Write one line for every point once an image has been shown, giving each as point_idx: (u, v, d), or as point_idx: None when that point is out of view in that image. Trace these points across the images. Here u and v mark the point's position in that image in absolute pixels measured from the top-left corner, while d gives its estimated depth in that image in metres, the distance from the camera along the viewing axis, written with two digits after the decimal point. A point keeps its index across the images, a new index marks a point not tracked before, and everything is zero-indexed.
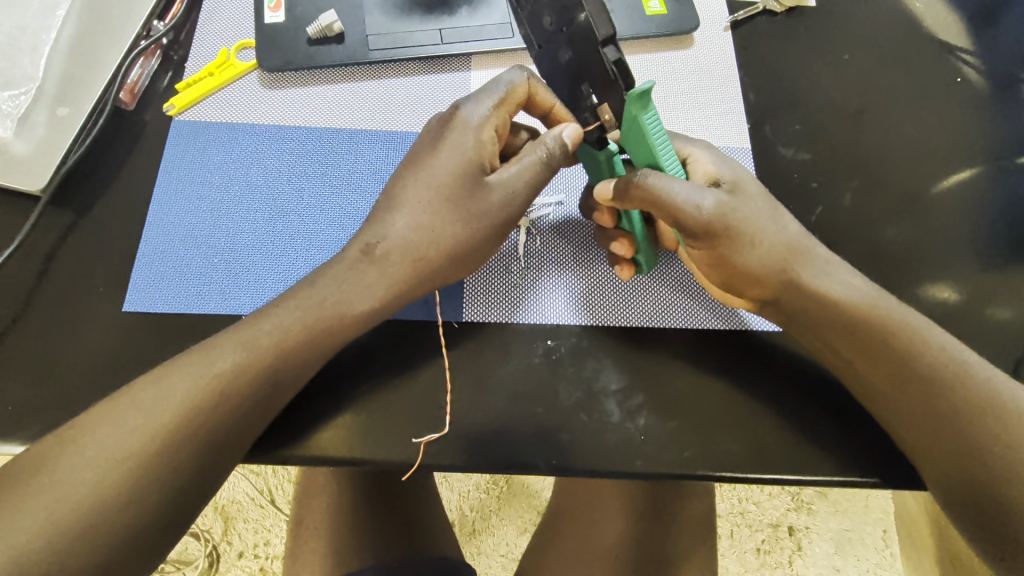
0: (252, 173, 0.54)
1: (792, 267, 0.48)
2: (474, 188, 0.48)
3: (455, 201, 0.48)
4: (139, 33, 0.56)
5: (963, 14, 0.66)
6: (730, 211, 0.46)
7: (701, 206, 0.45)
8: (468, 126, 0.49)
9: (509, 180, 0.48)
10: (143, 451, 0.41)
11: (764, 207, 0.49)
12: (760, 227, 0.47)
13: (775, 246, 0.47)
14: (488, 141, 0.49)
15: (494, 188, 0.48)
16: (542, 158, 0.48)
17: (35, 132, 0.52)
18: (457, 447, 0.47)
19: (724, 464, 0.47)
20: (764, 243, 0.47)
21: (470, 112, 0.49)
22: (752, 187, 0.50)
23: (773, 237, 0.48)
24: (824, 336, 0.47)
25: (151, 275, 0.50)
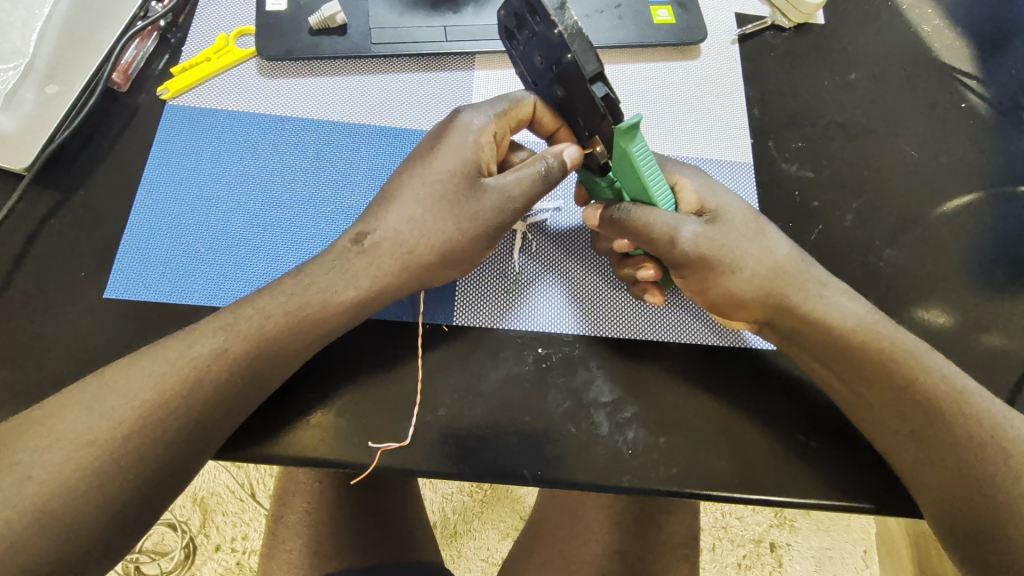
0: (246, 163, 0.53)
1: (781, 291, 0.47)
2: (469, 191, 0.47)
3: (451, 203, 0.47)
4: (136, 13, 0.54)
5: (970, 40, 0.66)
6: (709, 239, 0.46)
7: (678, 236, 0.46)
8: (469, 129, 0.48)
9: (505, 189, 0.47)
10: (117, 441, 0.39)
11: (748, 231, 0.48)
12: (743, 252, 0.47)
13: (761, 271, 0.47)
14: (487, 146, 0.48)
15: (490, 193, 0.47)
16: (540, 172, 0.47)
17: (22, 109, 0.50)
18: (442, 452, 0.46)
19: (711, 481, 0.47)
20: (747, 268, 0.47)
21: (471, 117, 0.48)
22: (737, 210, 0.49)
23: (757, 263, 0.47)
24: (817, 358, 0.47)
25: (135, 262, 0.49)
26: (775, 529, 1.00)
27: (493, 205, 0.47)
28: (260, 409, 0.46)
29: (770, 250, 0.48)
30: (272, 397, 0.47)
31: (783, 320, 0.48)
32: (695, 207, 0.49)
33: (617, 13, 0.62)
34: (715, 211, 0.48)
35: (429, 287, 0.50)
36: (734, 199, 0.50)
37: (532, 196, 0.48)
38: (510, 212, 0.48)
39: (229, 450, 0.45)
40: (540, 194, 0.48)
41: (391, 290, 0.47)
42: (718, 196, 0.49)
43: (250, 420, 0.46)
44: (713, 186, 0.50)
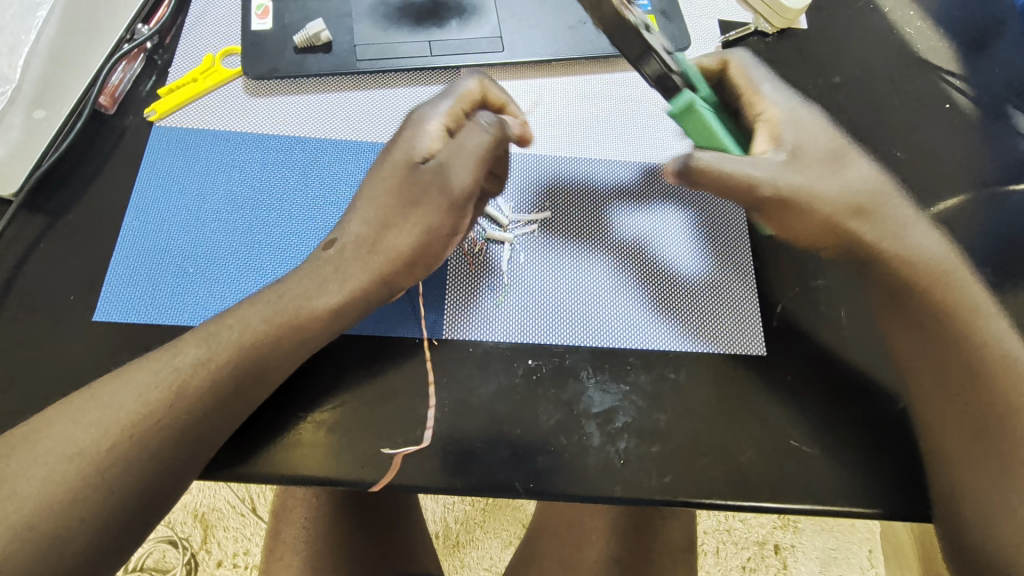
0: (234, 181, 0.53)
1: (852, 227, 0.49)
2: (413, 172, 0.49)
3: (403, 188, 0.49)
4: (121, 36, 0.55)
5: (952, 41, 0.67)
6: (790, 177, 0.48)
7: (757, 175, 0.47)
8: (422, 120, 0.50)
9: (446, 166, 0.49)
10: (106, 464, 0.39)
11: (822, 142, 0.51)
12: (818, 191, 0.49)
13: (835, 207, 0.49)
14: (438, 134, 0.50)
15: (431, 172, 0.49)
16: (483, 135, 0.49)
17: (10, 134, 0.51)
18: (434, 468, 0.46)
19: (703, 490, 0.47)
20: (824, 204, 0.49)
21: (424, 109, 0.50)
22: (809, 126, 0.51)
23: (834, 198, 0.49)
24: (884, 296, 0.49)
25: (122, 282, 0.49)
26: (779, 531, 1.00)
27: (434, 182, 0.49)
28: (246, 424, 0.46)
29: (841, 162, 0.50)
30: (258, 411, 0.47)
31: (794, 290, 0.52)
32: (772, 140, 0.50)
33: None
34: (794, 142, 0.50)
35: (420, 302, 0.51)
36: (835, 138, 0.52)
37: (475, 171, 0.49)
38: (462, 193, 0.49)
39: (219, 467, 0.45)
40: (485, 163, 0.49)
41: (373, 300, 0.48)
42: (794, 126, 0.51)
43: (238, 436, 0.46)
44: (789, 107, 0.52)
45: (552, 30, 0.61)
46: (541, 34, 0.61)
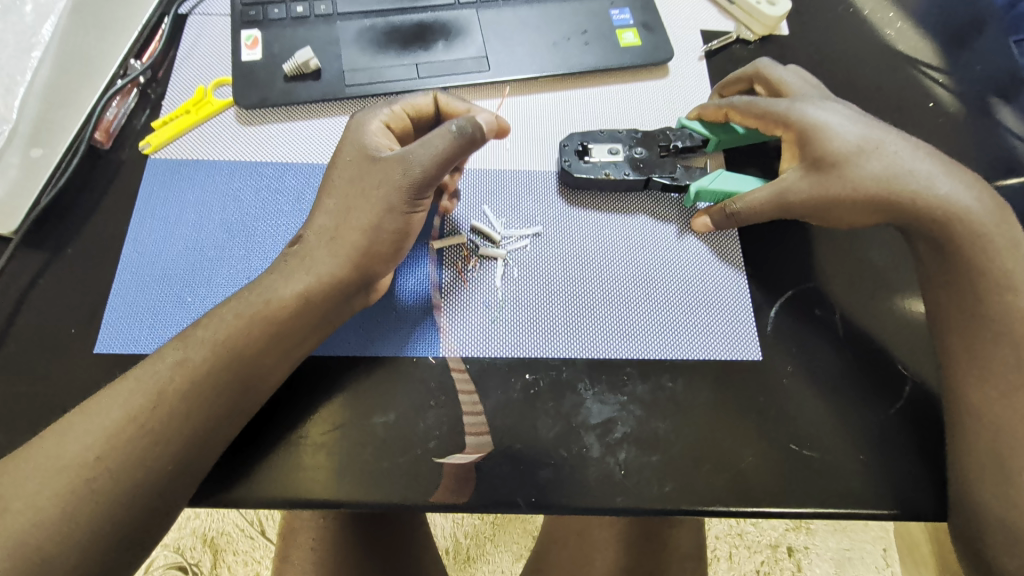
0: (229, 209, 0.54)
1: (893, 207, 0.51)
2: (372, 164, 0.50)
3: (363, 179, 0.50)
4: (116, 72, 0.57)
5: (933, 40, 0.68)
6: (815, 184, 0.52)
7: (778, 196, 0.53)
8: (370, 118, 0.53)
9: (407, 156, 0.49)
10: (108, 495, 0.40)
11: (845, 139, 0.52)
12: (850, 178, 0.51)
13: (869, 192, 0.51)
14: (382, 132, 0.52)
15: (391, 163, 0.49)
16: (448, 132, 0.49)
17: (8, 173, 0.52)
18: (435, 486, 0.46)
19: (705, 497, 0.47)
20: (856, 192, 0.51)
21: (372, 110, 0.53)
22: (828, 126, 0.53)
23: (865, 183, 0.51)
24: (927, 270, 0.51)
25: (121, 313, 0.50)
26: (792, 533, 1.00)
27: (394, 171, 0.49)
28: (236, 442, 0.46)
29: (869, 154, 0.52)
30: (248, 428, 0.47)
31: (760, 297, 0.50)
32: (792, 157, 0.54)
33: (583, 39, 0.63)
34: (812, 149, 0.52)
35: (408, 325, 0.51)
36: (863, 130, 0.53)
37: (441, 163, 0.49)
38: (421, 180, 0.49)
39: (213, 489, 0.45)
40: (454, 158, 0.49)
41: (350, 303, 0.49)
42: (815, 126, 0.53)
43: (229, 453, 0.46)
44: (803, 112, 0.54)
45: (536, 48, 0.62)
46: (526, 51, 0.62)
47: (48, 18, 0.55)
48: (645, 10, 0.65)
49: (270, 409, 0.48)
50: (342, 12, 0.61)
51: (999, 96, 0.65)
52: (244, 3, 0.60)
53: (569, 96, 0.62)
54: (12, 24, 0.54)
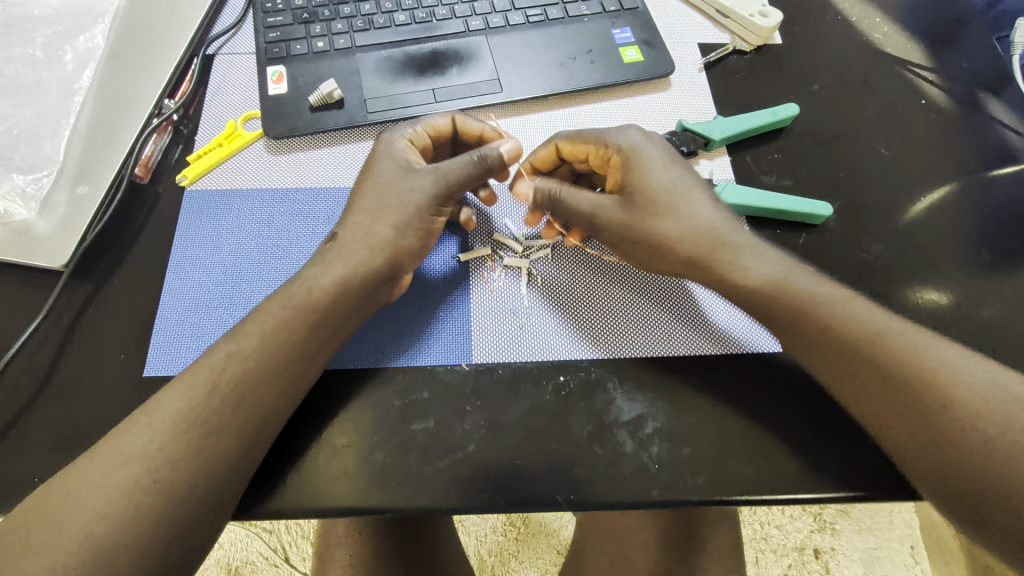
0: (265, 234, 0.57)
1: (721, 239, 0.52)
2: (408, 173, 0.54)
3: (392, 186, 0.53)
4: (151, 112, 0.59)
5: (920, 42, 0.71)
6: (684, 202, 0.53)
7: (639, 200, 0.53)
8: (393, 136, 0.56)
9: (434, 176, 0.53)
10: (170, 508, 0.41)
11: (637, 179, 0.54)
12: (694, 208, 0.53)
13: (711, 227, 0.53)
14: (407, 148, 0.56)
15: (420, 178, 0.53)
16: (476, 159, 0.54)
17: (57, 211, 0.54)
18: (478, 488, 0.48)
19: (740, 487, 0.48)
20: (704, 224, 0.53)
21: (394, 129, 0.57)
22: (626, 166, 0.54)
23: (698, 218, 0.53)
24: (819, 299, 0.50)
25: (166, 337, 0.52)
26: (816, 534, 1.00)
27: (423, 187, 0.53)
28: (275, 445, 0.48)
29: (663, 196, 0.53)
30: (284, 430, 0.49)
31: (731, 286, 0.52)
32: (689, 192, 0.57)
33: (589, 58, 0.66)
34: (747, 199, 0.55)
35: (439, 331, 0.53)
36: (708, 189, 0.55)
37: (465, 184, 0.54)
38: (443, 197, 0.54)
39: (260, 498, 0.46)
40: (474, 181, 0.55)
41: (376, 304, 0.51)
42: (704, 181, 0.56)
43: (271, 460, 0.48)
44: (648, 153, 0.55)
45: (544, 68, 0.66)
46: (535, 72, 0.65)
47: (87, 65, 0.60)
48: (646, 28, 0.68)
49: (310, 418, 0.49)
50: (361, 44, 0.64)
51: (987, 90, 0.68)
52: (268, 41, 0.64)
53: (578, 112, 0.66)
54: (54, 73, 0.59)
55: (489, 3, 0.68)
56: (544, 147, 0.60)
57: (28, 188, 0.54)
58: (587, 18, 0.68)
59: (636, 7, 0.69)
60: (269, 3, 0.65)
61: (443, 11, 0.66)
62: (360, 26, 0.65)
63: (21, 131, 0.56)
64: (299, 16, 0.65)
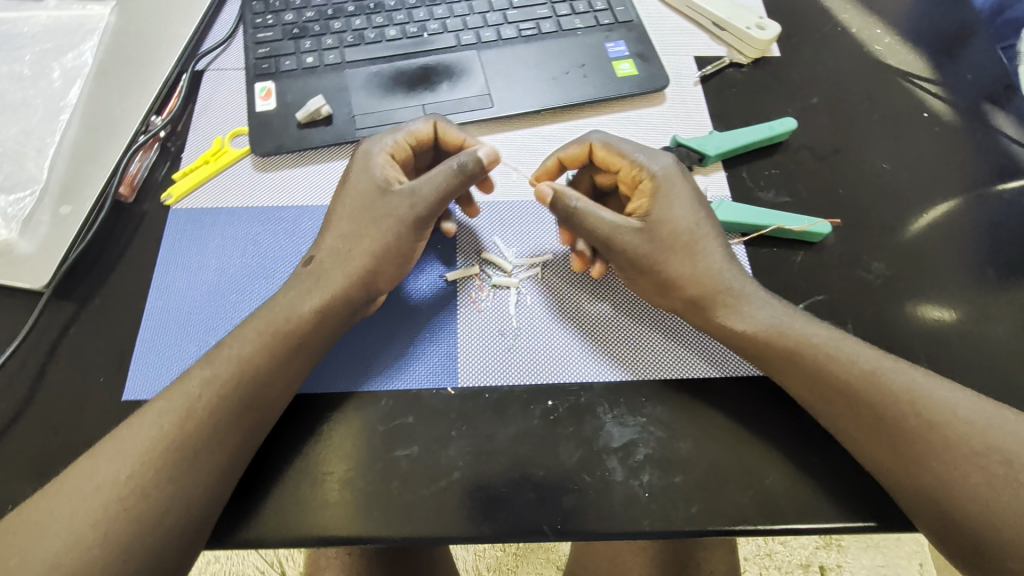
0: (249, 253, 0.56)
1: (726, 285, 0.51)
2: (383, 195, 0.52)
3: (368, 214, 0.52)
4: (137, 129, 0.59)
5: (921, 53, 0.70)
6: (696, 243, 0.52)
7: (659, 230, 0.52)
8: (371, 153, 0.55)
9: (413, 192, 0.52)
10: (144, 539, 0.40)
11: (667, 214, 0.53)
12: (704, 250, 0.52)
13: (714, 269, 0.51)
14: (386, 164, 0.54)
15: (399, 199, 0.52)
16: (452, 168, 0.52)
17: (39, 230, 0.54)
18: (461, 517, 0.46)
19: (733, 517, 0.46)
20: (705, 264, 0.52)
21: (373, 143, 0.55)
22: (661, 198, 0.53)
23: (704, 262, 0.52)
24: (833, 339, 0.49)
25: (147, 359, 0.51)
26: (822, 551, 0.97)
27: (403, 210, 0.52)
28: (253, 471, 0.47)
29: (692, 235, 0.52)
30: (263, 455, 0.47)
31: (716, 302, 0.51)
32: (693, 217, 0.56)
33: (582, 71, 0.65)
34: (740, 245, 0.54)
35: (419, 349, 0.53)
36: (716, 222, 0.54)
37: (444, 196, 0.52)
38: (424, 213, 0.52)
39: (236, 527, 0.45)
40: (455, 191, 0.52)
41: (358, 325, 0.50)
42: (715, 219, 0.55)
43: (248, 487, 0.46)
44: (681, 186, 0.54)
45: (537, 83, 0.65)
46: (527, 87, 0.64)
47: (74, 83, 0.60)
48: (640, 41, 0.67)
49: (290, 442, 0.48)
50: (350, 60, 0.63)
51: (992, 103, 0.66)
52: (257, 57, 0.63)
53: (571, 127, 0.65)
54: (42, 90, 0.59)
55: (481, 17, 0.67)
56: (577, 142, 0.58)
57: (11, 208, 0.53)
58: (580, 31, 0.67)
59: (630, 20, 0.68)
60: (258, 18, 0.65)
61: (434, 25, 0.66)
62: (350, 41, 0.64)
63: (7, 150, 0.56)
64: (288, 32, 0.64)
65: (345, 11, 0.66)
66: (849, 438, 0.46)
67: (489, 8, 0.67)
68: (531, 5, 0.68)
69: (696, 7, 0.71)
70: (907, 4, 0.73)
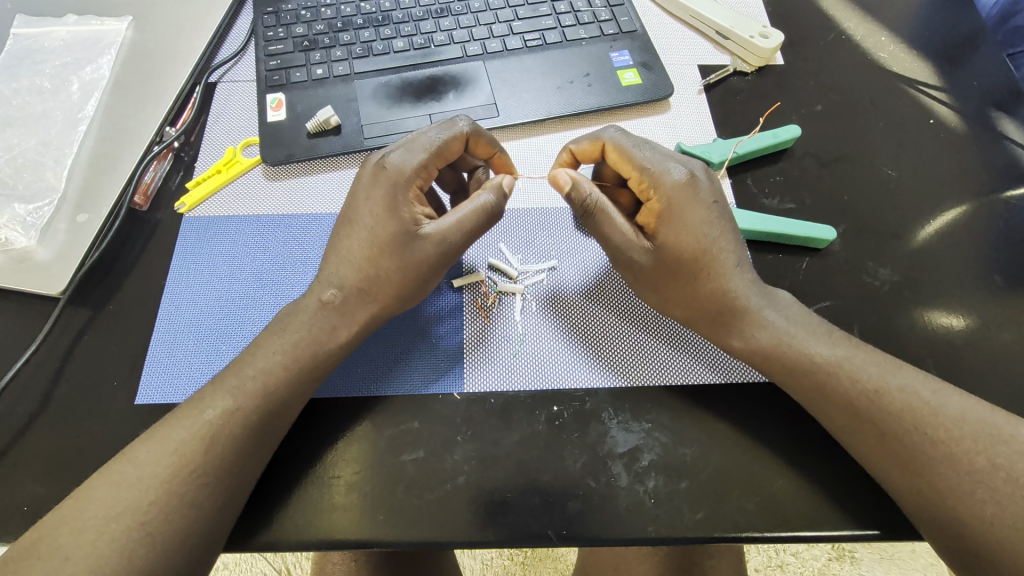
0: (260, 260, 0.57)
1: (740, 304, 0.50)
2: (405, 234, 0.51)
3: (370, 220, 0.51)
4: (152, 139, 0.60)
5: (927, 60, 0.70)
6: (716, 261, 0.50)
7: (676, 248, 0.50)
8: (400, 171, 0.52)
9: (451, 224, 0.52)
10: (156, 540, 0.41)
11: (672, 236, 0.51)
12: (727, 273, 0.50)
13: (734, 291, 0.50)
14: (412, 196, 0.52)
15: (432, 242, 0.51)
16: (484, 206, 0.53)
17: (56, 239, 0.55)
18: (467, 523, 0.46)
19: (739, 523, 0.46)
20: (727, 287, 0.50)
21: (402, 158, 0.52)
22: (668, 216, 0.51)
23: (726, 284, 0.50)
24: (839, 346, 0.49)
25: (159, 364, 0.52)
26: (835, 563, 0.96)
27: (436, 249, 0.51)
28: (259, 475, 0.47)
29: (696, 257, 0.50)
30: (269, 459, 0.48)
31: (730, 306, 0.50)
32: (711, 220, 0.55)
33: (586, 81, 0.66)
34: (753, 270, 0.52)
35: (427, 357, 0.53)
36: (737, 237, 0.52)
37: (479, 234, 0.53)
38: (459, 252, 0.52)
39: (240, 532, 0.45)
40: (483, 229, 0.54)
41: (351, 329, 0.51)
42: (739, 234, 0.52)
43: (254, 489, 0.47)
44: (694, 206, 0.51)
45: (541, 93, 0.65)
46: (532, 96, 0.65)
47: (92, 95, 0.61)
48: (644, 50, 0.68)
49: (295, 446, 0.49)
50: (359, 71, 0.65)
51: (999, 108, 0.66)
52: (268, 69, 0.65)
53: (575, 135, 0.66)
54: (61, 103, 0.60)
55: (487, 28, 0.68)
56: (591, 139, 0.55)
57: (29, 217, 0.55)
58: (585, 41, 0.68)
59: (634, 30, 0.69)
60: (270, 31, 0.66)
61: (440, 36, 0.67)
62: (359, 53, 0.66)
63: (27, 161, 0.57)
64: (299, 44, 0.66)
65: (354, 24, 0.67)
66: (856, 445, 0.46)
67: (495, 19, 0.68)
68: (536, 16, 0.69)
69: (699, 16, 0.71)
70: (911, 12, 0.73)
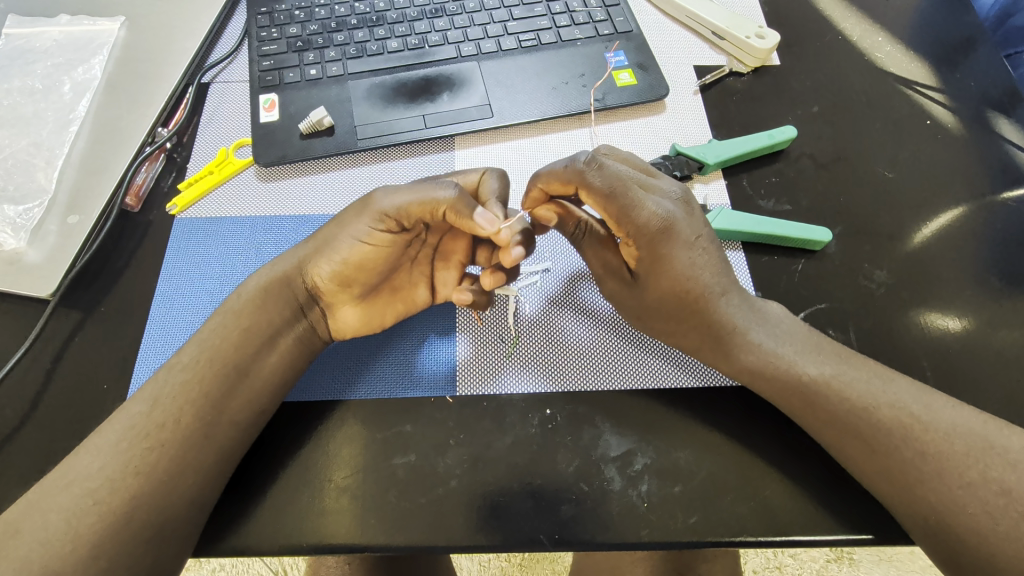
0: (251, 262, 0.57)
1: (732, 316, 0.50)
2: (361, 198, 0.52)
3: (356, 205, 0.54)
4: (144, 140, 0.60)
5: (925, 60, 0.69)
6: (700, 297, 0.50)
7: (660, 287, 0.50)
8: None
9: (392, 195, 0.50)
10: (143, 545, 0.41)
11: (652, 279, 0.50)
12: (716, 301, 0.50)
13: (725, 312, 0.50)
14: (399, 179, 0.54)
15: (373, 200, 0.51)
16: (441, 187, 0.50)
17: (47, 240, 0.55)
18: (459, 526, 0.46)
19: (733, 528, 0.46)
20: (717, 308, 0.50)
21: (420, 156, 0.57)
22: (650, 265, 0.50)
23: (716, 307, 0.50)
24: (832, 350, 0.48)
25: (149, 366, 0.52)
26: (834, 565, 0.95)
27: (369, 210, 0.50)
28: (251, 477, 0.47)
29: (677, 302, 0.50)
30: (261, 463, 0.48)
31: (715, 332, 0.49)
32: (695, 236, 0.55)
33: (582, 81, 0.66)
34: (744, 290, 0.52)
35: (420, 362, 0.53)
36: (721, 269, 0.51)
37: (420, 203, 0.50)
38: (384, 217, 0.50)
39: (229, 535, 0.45)
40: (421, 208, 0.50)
41: (320, 335, 0.52)
42: (724, 264, 0.52)
43: (244, 492, 0.46)
44: (675, 249, 0.50)
45: (536, 93, 0.65)
46: (527, 97, 0.65)
47: (83, 95, 0.61)
48: (640, 50, 0.68)
49: (286, 450, 0.48)
50: (352, 71, 0.64)
51: (996, 110, 0.65)
52: (261, 69, 0.64)
53: (568, 136, 0.65)
54: (52, 103, 0.60)
55: (482, 28, 0.67)
56: (562, 182, 0.51)
57: (19, 218, 0.54)
58: (581, 41, 0.67)
59: (630, 30, 0.68)
60: (264, 32, 0.66)
61: (435, 37, 0.67)
62: (353, 54, 0.65)
63: (17, 162, 0.57)
64: (292, 44, 0.66)
65: (348, 24, 0.67)
66: (853, 449, 0.45)
67: (490, 20, 0.68)
68: (531, 17, 0.68)
69: (696, 17, 0.71)
70: (908, 13, 0.73)
